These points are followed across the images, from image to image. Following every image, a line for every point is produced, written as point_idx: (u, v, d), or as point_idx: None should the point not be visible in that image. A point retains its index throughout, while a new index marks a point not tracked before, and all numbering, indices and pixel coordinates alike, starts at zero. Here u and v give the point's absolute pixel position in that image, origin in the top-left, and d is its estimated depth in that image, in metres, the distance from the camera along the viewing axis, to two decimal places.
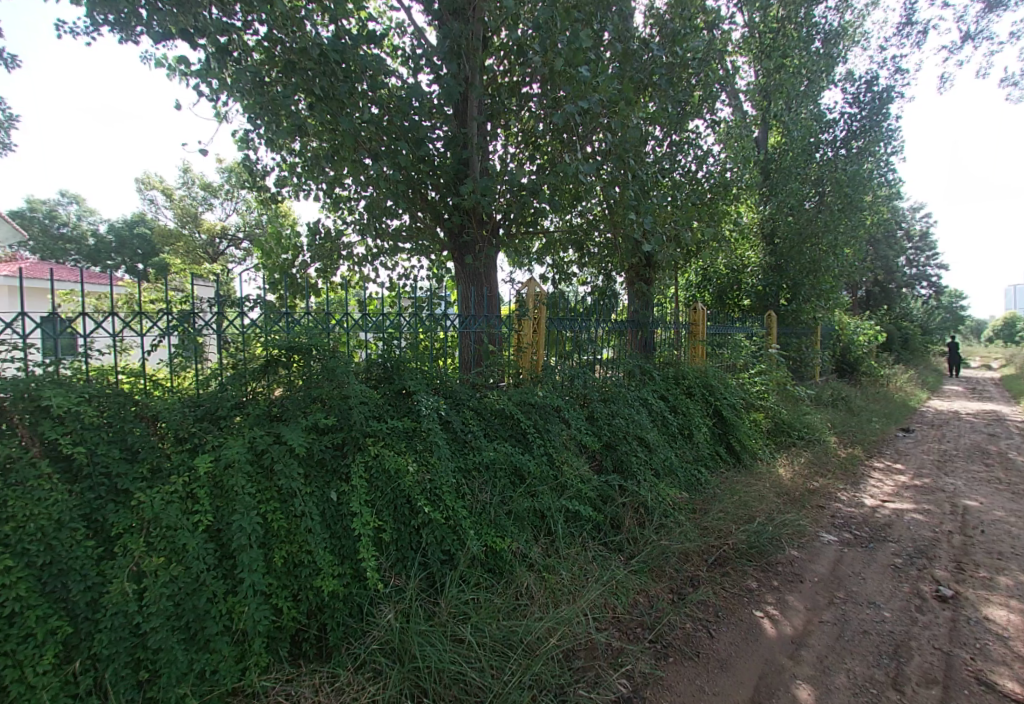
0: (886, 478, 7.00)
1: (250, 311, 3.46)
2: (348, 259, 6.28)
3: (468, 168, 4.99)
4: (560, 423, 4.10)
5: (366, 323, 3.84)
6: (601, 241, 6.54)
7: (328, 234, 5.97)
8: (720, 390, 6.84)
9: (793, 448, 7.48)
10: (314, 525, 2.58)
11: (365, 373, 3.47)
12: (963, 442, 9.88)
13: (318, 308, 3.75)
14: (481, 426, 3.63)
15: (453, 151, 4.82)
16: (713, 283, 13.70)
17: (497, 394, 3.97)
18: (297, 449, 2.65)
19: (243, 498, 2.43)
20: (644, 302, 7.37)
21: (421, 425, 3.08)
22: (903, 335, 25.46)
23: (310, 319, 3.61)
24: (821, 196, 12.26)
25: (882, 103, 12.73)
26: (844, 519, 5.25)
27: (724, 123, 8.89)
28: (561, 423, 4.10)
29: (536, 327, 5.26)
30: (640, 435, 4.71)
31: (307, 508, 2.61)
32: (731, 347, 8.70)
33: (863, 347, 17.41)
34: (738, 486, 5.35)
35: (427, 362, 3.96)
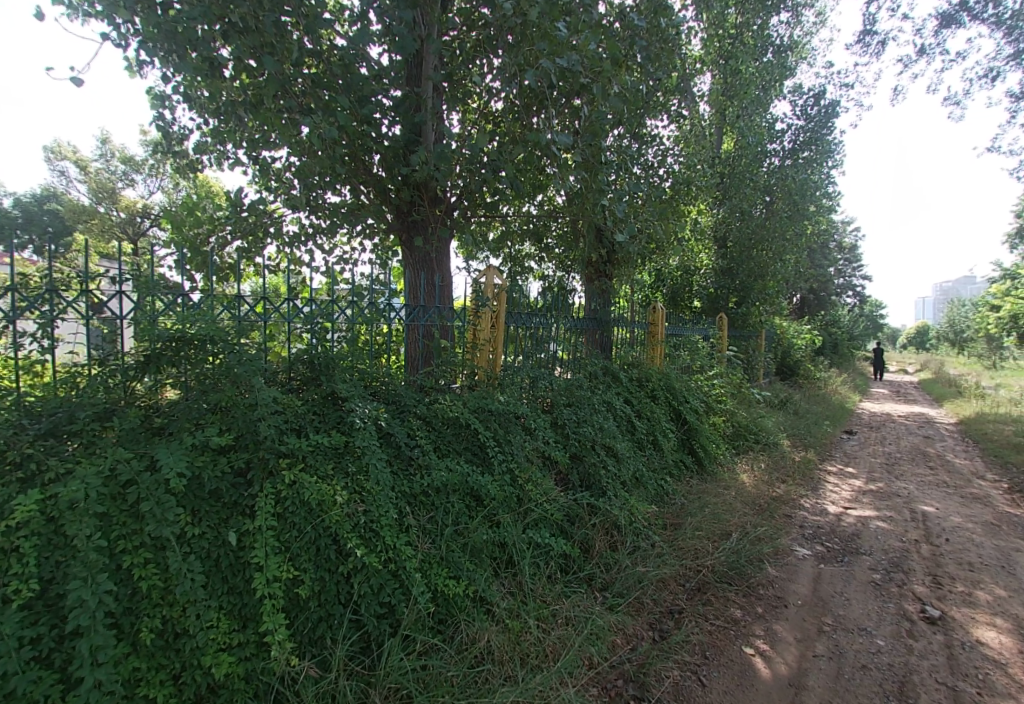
0: (842, 483, 6.89)
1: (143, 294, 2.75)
2: (278, 239, 5.50)
3: (422, 137, 4.37)
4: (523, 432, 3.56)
5: (291, 312, 3.20)
6: (562, 233, 6.08)
7: (254, 209, 5.17)
8: (682, 393, 6.52)
9: (751, 452, 7.28)
10: (198, 584, 2.00)
11: (282, 375, 2.88)
12: (902, 444, 10.09)
13: (238, 294, 3.08)
14: (430, 439, 3.04)
15: (405, 115, 4.19)
16: (665, 283, 13.29)
17: (451, 399, 3.38)
18: (175, 481, 2.02)
19: (88, 556, 1.76)
20: (604, 299, 6.95)
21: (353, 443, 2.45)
22: (833, 341, 26.70)
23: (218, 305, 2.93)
24: (771, 202, 12.33)
25: (829, 116, 12.96)
26: (814, 530, 4.99)
27: (684, 120, 8.59)
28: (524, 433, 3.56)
29: (494, 322, 4.69)
30: (608, 444, 4.25)
31: (186, 562, 2.01)
32: (688, 349, 8.46)
33: (802, 351, 17.86)
34: (706, 495, 5.00)
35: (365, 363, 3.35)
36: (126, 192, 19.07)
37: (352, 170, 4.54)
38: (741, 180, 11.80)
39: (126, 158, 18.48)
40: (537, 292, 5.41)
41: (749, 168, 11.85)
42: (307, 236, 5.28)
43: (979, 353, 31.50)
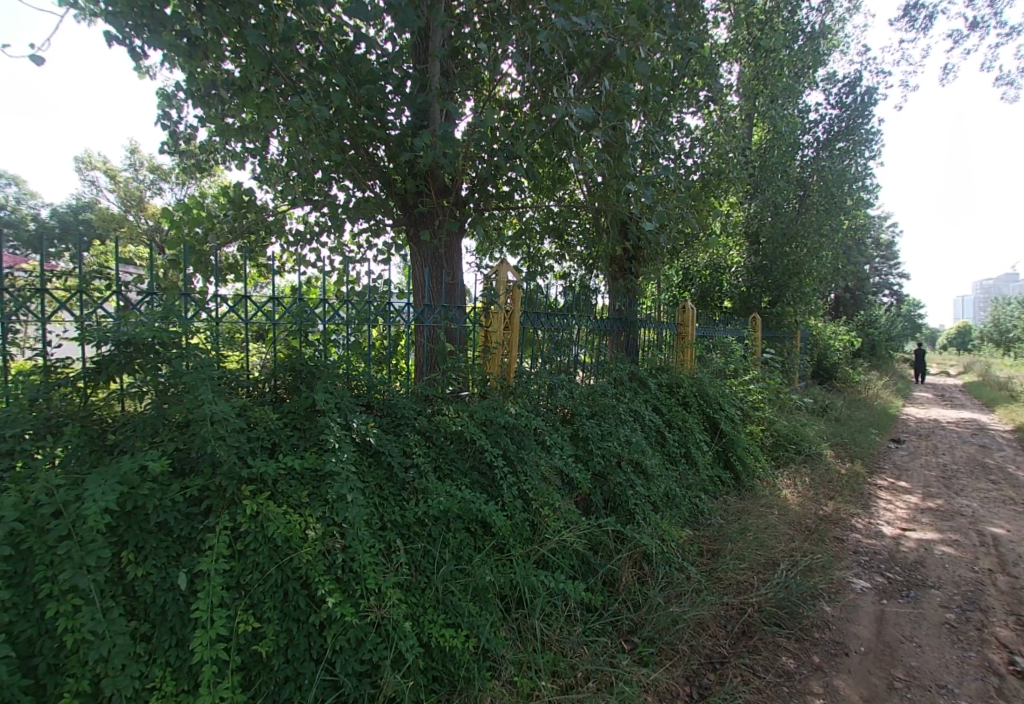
0: (895, 499, 6.26)
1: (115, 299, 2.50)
2: (283, 239, 5.21)
3: (427, 120, 3.99)
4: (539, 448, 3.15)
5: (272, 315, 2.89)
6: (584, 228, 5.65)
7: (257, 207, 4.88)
8: (716, 400, 6.00)
9: (792, 464, 6.70)
10: (120, 645, 1.68)
11: (259, 387, 2.58)
12: (957, 454, 9.28)
13: (215, 297, 2.78)
14: (430, 458, 2.65)
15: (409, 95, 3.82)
16: (694, 283, 12.68)
17: (455, 410, 2.98)
18: (99, 518, 1.71)
19: None
20: (631, 299, 6.48)
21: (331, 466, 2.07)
22: (871, 342, 25.52)
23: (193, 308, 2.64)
24: (806, 196, 11.63)
25: (869, 103, 12.13)
26: (870, 557, 4.43)
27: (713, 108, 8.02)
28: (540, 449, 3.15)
29: (509, 323, 4.27)
30: (636, 460, 3.79)
31: (110, 617, 1.70)
32: (721, 352, 7.91)
33: (840, 352, 16.95)
34: (746, 515, 4.50)
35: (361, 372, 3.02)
36: (154, 199, 19.30)
37: (356, 160, 4.21)
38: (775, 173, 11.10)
39: (150, 164, 18.67)
40: (557, 292, 4.99)
41: (782, 160, 11.16)
42: (313, 234, 4.97)
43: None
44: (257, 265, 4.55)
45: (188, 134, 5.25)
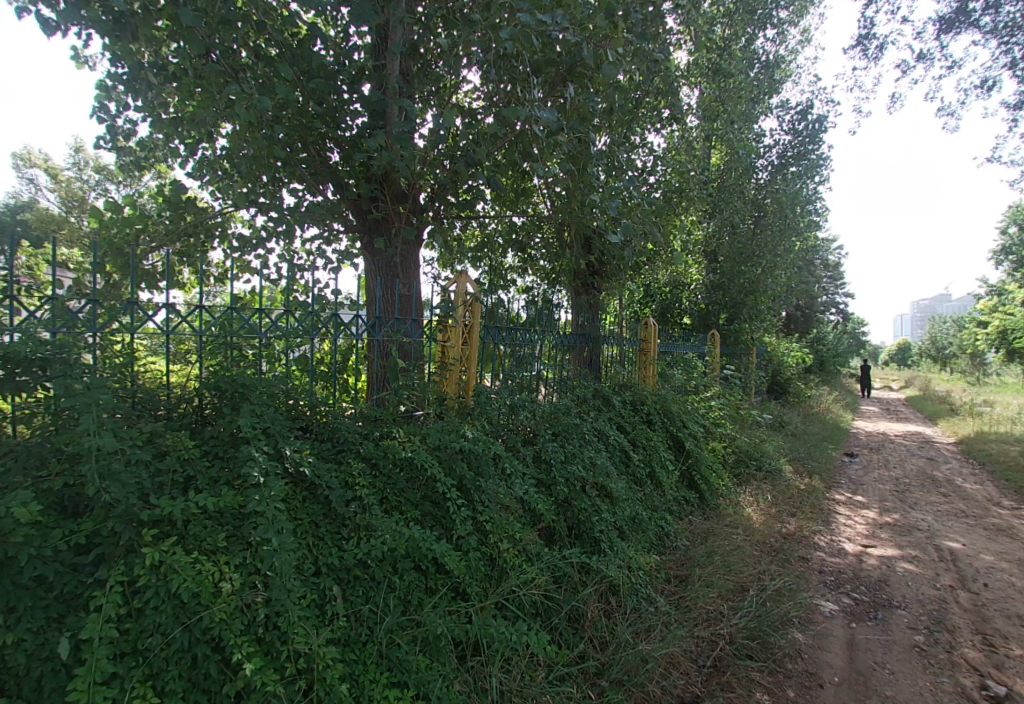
0: (854, 514, 6.29)
1: (17, 303, 2.18)
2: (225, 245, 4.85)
3: (384, 121, 3.76)
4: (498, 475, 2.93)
5: (201, 334, 2.61)
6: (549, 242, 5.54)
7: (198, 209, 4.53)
8: (679, 417, 5.93)
9: (754, 480, 6.68)
10: None
11: (177, 413, 2.31)
12: (907, 468, 9.51)
13: (136, 308, 2.45)
14: (376, 490, 2.39)
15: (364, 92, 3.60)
16: (657, 300, 12.46)
17: (406, 434, 2.72)
18: None
19: None
20: (594, 315, 6.36)
21: (254, 506, 1.79)
22: (821, 358, 26.44)
23: (108, 317, 2.34)
24: (761, 217, 11.93)
25: (819, 130, 12.57)
26: (835, 576, 4.37)
27: (674, 128, 8.09)
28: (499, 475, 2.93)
29: (467, 339, 3.98)
30: (601, 482, 3.62)
31: None
32: (682, 368, 7.89)
33: (793, 368, 17.38)
34: (712, 536, 4.39)
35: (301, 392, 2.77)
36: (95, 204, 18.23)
37: (307, 162, 3.95)
38: (732, 193, 11.33)
39: (93, 167, 17.70)
40: (520, 306, 4.80)
41: (739, 181, 11.42)
42: (260, 240, 4.66)
43: (965, 370, 31.36)
44: (195, 271, 4.20)
45: (129, 131, 4.85)
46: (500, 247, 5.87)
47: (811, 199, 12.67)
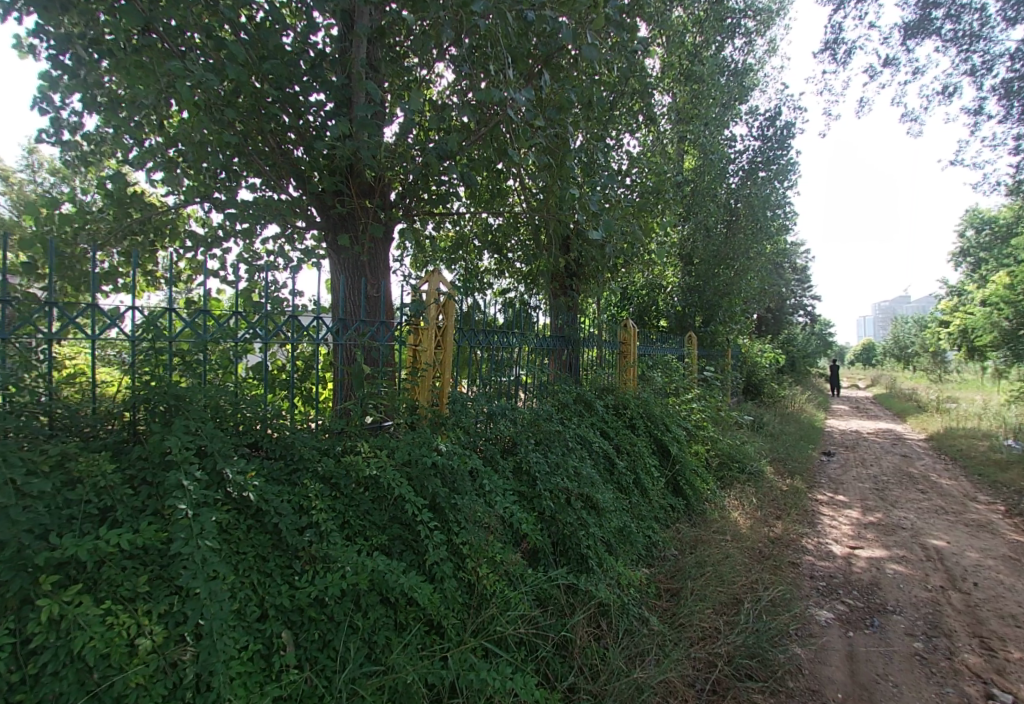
0: (838, 514, 6.20)
1: None
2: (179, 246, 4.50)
3: (348, 106, 3.48)
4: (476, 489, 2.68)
5: (134, 340, 2.32)
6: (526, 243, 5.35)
7: (147, 208, 4.19)
8: (662, 420, 5.76)
9: (737, 483, 6.55)
10: None
11: (100, 430, 2.06)
12: (883, 465, 9.53)
13: (62, 313, 2.16)
14: (335, 514, 2.14)
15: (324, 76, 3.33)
16: (633, 303, 12.21)
17: (372, 448, 2.45)
18: None
19: None
20: (572, 317, 6.17)
21: (180, 548, 1.55)
22: (792, 359, 26.84)
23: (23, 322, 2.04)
24: (734, 219, 11.96)
25: (787, 136, 12.62)
26: (827, 582, 4.23)
27: (648, 128, 7.99)
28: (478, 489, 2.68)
29: (441, 339, 3.65)
30: (587, 493, 3.40)
31: None
32: (662, 370, 7.75)
33: (767, 369, 17.49)
34: (701, 545, 4.21)
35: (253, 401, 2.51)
36: None
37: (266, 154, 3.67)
38: (706, 196, 11.32)
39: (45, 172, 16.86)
40: (496, 308, 4.58)
41: (712, 183, 11.41)
42: (216, 240, 4.32)
43: (927, 367, 32.27)
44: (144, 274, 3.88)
45: (76, 124, 4.50)
46: (474, 248, 5.64)
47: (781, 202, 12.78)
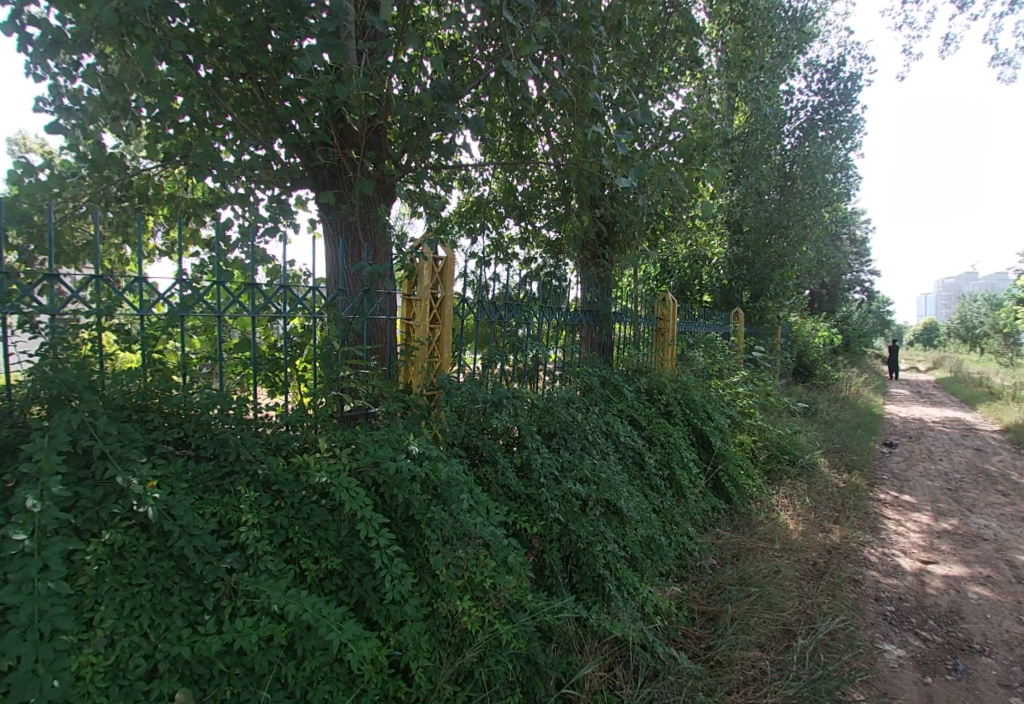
0: (904, 517, 5.47)
1: None
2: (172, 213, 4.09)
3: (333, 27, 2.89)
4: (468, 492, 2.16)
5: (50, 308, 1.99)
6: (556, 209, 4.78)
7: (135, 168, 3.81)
8: (703, 408, 5.13)
9: (787, 477, 5.88)
10: None
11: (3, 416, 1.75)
12: (953, 460, 8.55)
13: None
14: (272, 532, 1.68)
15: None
16: (675, 276, 11.40)
17: (332, 447, 1.97)
18: None
19: None
20: (604, 290, 5.55)
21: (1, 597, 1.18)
22: (847, 338, 25.15)
23: None
24: (790, 184, 10.86)
25: (853, 89, 11.32)
26: (896, 606, 3.60)
27: (695, 77, 7.09)
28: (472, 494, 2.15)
29: (439, 316, 3.15)
30: (608, 499, 2.88)
31: None
32: (704, 349, 7.03)
33: (820, 349, 16.22)
34: (744, 558, 3.65)
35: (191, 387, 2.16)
36: None
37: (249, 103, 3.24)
38: (758, 157, 10.26)
39: None
40: (515, 279, 4.04)
41: (766, 143, 10.30)
42: (211, 205, 3.96)
43: (998, 349, 29.77)
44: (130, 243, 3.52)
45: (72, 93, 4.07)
46: (495, 214, 5.09)
47: (843, 165, 11.57)
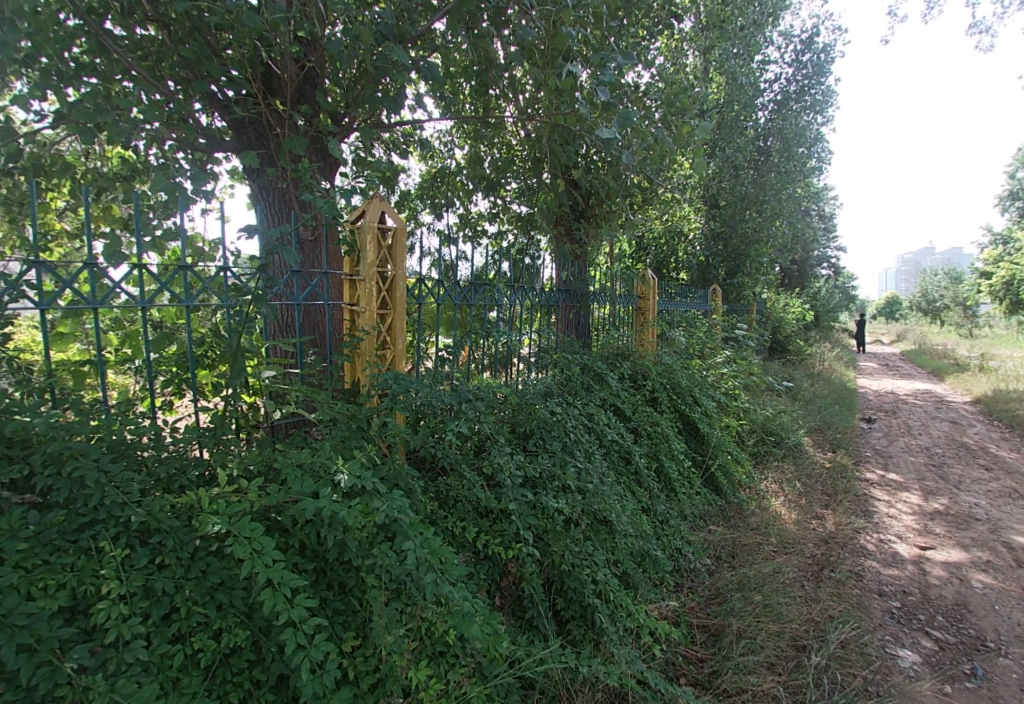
0: (895, 498, 5.27)
1: None
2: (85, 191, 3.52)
3: None
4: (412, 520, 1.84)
5: None
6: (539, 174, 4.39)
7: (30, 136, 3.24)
8: (688, 392, 4.81)
9: (775, 461, 5.62)
10: None
11: None
12: (934, 434, 8.45)
13: None
14: (150, 604, 1.42)
15: None
16: (651, 253, 11.03)
17: (227, 483, 1.63)
18: None
19: None
20: (581, 268, 5.13)
21: None
22: (818, 314, 25.31)
23: None
24: (766, 156, 10.54)
25: (827, 58, 11.01)
26: (902, 601, 3.33)
27: (671, 39, 6.62)
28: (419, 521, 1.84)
29: (392, 300, 2.74)
30: (595, 506, 2.51)
31: None
32: (685, 329, 6.70)
33: (794, 325, 16.12)
34: (739, 558, 3.35)
35: (63, 406, 1.79)
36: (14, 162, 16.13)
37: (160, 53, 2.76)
38: (734, 128, 9.89)
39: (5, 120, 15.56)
40: (486, 256, 3.62)
41: (742, 113, 9.93)
42: (130, 178, 3.44)
43: (958, 321, 30.54)
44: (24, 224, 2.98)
45: None
46: (461, 186, 4.61)
47: (817, 138, 11.34)
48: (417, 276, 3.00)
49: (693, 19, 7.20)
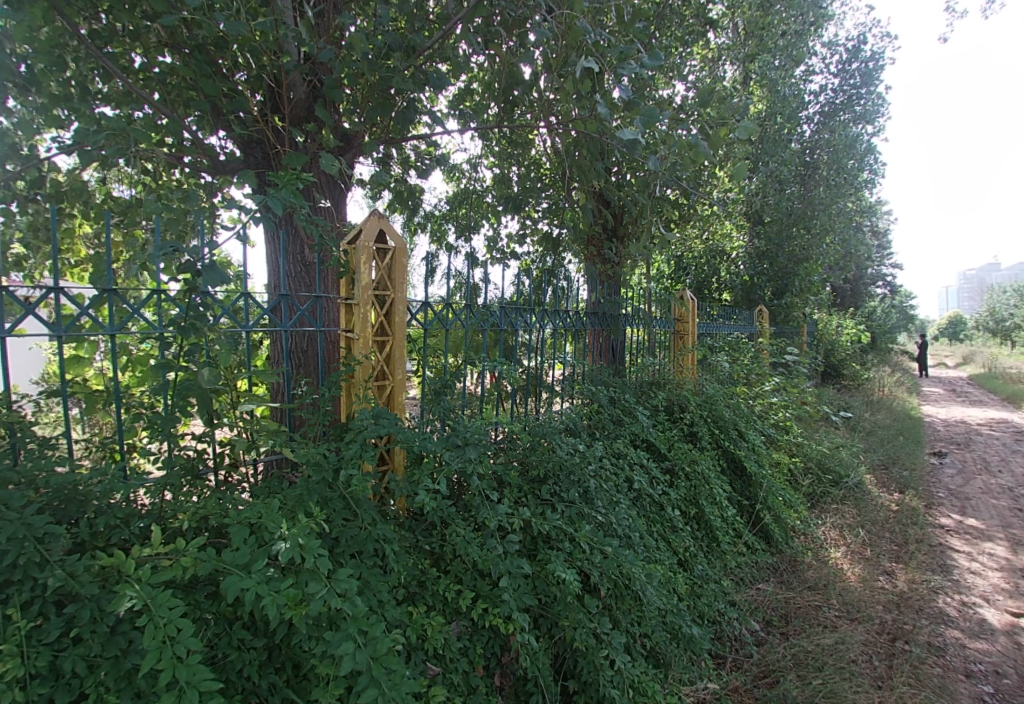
0: (978, 550, 4.59)
1: None
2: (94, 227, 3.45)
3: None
4: (373, 591, 1.61)
5: None
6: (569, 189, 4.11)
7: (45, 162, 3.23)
8: (731, 425, 4.37)
9: (832, 503, 5.04)
10: None
11: None
12: (1018, 472, 7.51)
13: None
14: (54, 689, 1.25)
15: None
16: (691, 273, 10.55)
17: (162, 545, 1.43)
18: None
19: None
20: (612, 289, 4.78)
21: None
22: (875, 335, 23.83)
23: None
24: (814, 171, 9.96)
25: (878, 67, 10.39)
26: (997, 686, 2.75)
27: (708, 49, 6.27)
28: (378, 593, 1.62)
29: (391, 327, 2.54)
30: (617, 569, 2.14)
31: None
32: (728, 355, 6.20)
33: (850, 347, 15.10)
34: (790, 626, 2.89)
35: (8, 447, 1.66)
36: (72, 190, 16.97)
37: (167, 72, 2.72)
38: (778, 142, 9.38)
39: None
40: (505, 279, 3.36)
41: (785, 127, 9.41)
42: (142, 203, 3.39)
43: None
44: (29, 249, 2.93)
45: None
46: (487, 208, 4.35)
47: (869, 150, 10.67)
48: (428, 298, 2.76)
49: (731, 29, 6.83)
